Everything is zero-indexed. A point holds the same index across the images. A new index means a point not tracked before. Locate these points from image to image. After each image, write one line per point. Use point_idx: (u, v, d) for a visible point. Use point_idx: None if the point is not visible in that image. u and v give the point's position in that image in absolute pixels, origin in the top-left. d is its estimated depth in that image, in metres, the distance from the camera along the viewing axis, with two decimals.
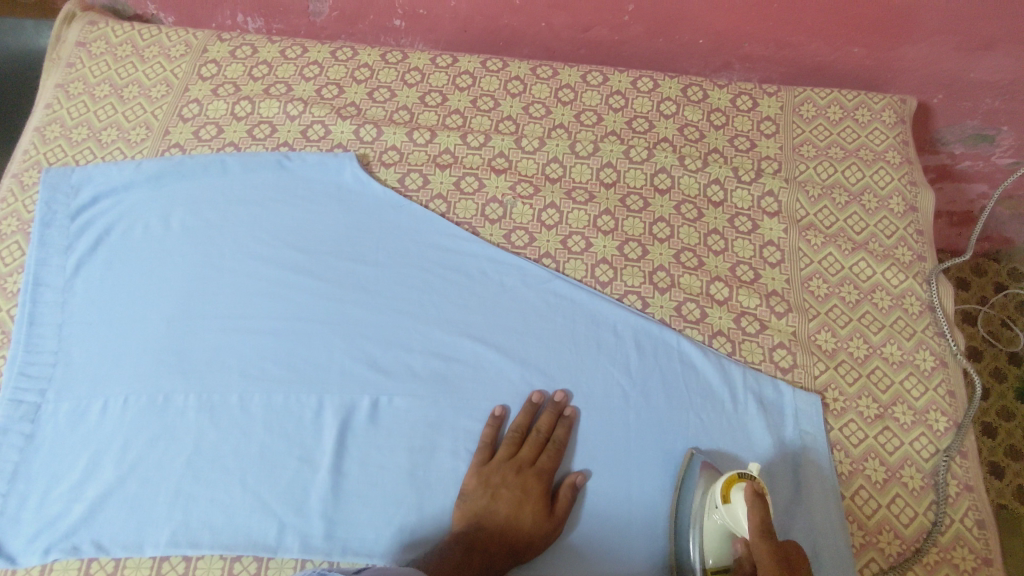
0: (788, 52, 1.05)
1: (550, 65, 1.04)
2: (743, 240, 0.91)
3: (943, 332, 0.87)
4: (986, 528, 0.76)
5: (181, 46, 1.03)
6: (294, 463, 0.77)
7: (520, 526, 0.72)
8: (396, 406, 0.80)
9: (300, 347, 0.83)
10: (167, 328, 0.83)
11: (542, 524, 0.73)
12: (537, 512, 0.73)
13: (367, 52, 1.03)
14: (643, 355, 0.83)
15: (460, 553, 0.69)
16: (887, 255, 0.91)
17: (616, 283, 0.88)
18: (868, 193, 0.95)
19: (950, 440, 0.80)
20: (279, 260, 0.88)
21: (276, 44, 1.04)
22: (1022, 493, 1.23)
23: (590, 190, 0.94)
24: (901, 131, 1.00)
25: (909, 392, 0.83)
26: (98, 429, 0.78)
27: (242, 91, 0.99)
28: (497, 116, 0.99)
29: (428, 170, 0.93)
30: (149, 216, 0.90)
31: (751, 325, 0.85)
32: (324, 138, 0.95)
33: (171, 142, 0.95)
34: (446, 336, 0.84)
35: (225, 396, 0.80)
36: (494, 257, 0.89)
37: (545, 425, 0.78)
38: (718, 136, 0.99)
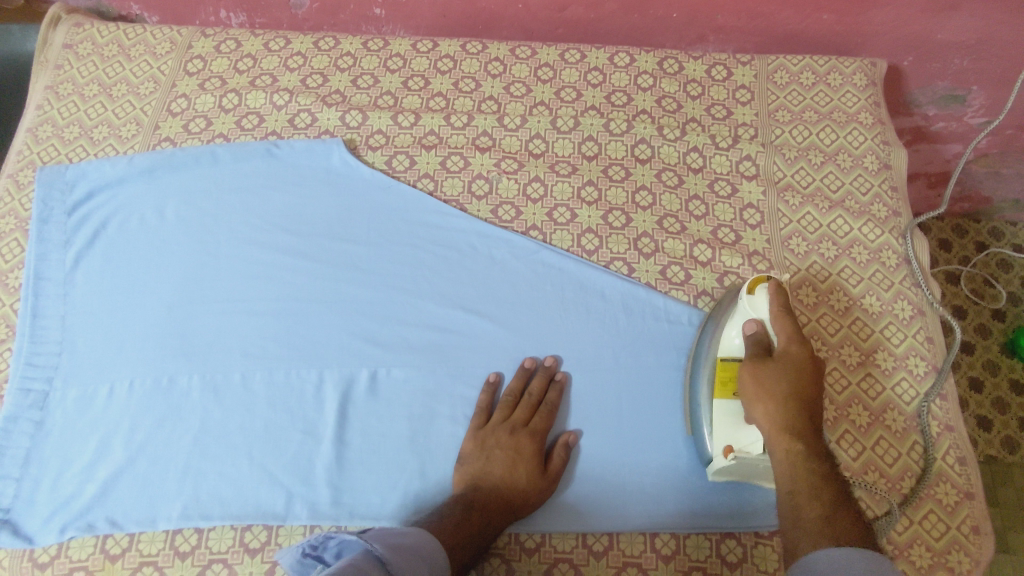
0: (760, 21, 1.08)
1: (529, 46, 1.06)
2: (724, 204, 0.94)
3: (920, 282, 0.90)
4: (967, 464, 0.79)
5: (166, 43, 1.05)
6: (298, 436, 0.79)
7: (515, 484, 0.74)
8: (394, 377, 0.82)
9: (299, 326, 0.85)
10: (168, 313, 0.85)
11: (537, 481, 0.75)
12: (531, 470, 0.76)
13: (349, 41, 1.06)
14: (631, 317, 0.86)
15: (459, 511, 0.71)
16: (863, 211, 0.94)
17: (602, 251, 0.91)
18: (842, 154, 0.98)
19: (930, 383, 0.83)
20: (274, 244, 0.90)
21: (260, 37, 1.06)
22: (1010, 442, 1.26)
23: (573, 163, 0.97)
24: (872, 93, 1.03)
25: (889, 340, 0.86)
26: (106, 413, 0.80)
27: (229, 84, 1.01)
28: (479, 97, 1.01)
29: (415, 152, 0.96)
30: (145, 208, 0.92)
31: (735, 284, 0.88)
32: (312, 126, 0.98)
33: (162, 136, 0.97)
34: (440, 308, 0.86)
35: (228, 376, 0.82)
36: (483, 231, 0.91)
37: (537, 388, 0.81)
38: (696, 106, 1.01)
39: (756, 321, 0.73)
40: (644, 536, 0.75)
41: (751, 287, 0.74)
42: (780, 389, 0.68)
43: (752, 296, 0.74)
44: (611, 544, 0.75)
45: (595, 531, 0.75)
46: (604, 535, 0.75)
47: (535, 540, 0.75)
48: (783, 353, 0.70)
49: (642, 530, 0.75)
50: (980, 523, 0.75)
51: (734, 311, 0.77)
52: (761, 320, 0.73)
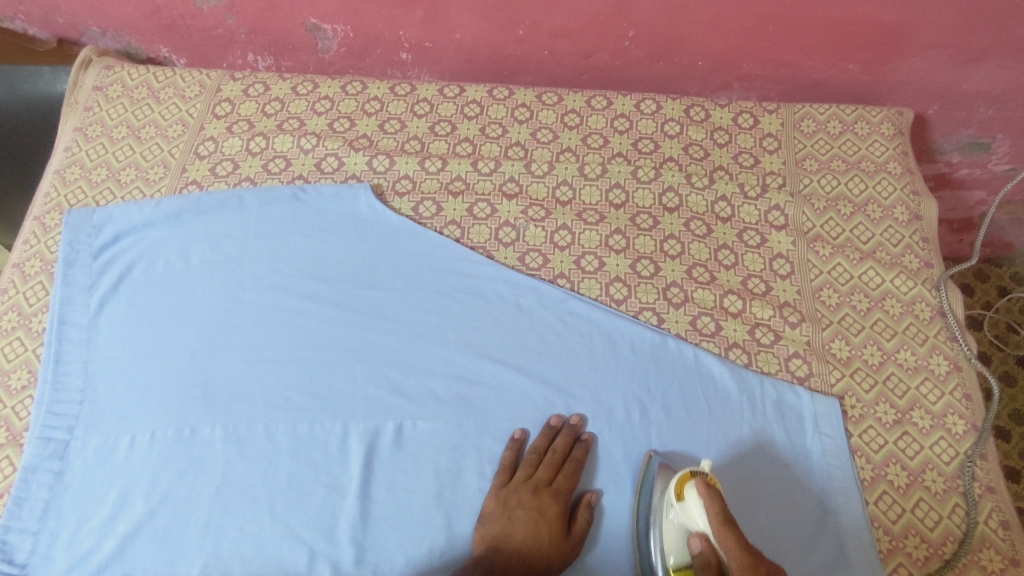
0: (786, 70, 1.08)
1: (555, 92, 1.06)
2: (753, 254, 0.93)
3: (955, 336, 0.88)
4: (1011, 529, 0.76)
5: (195, 86, 1.06)
6: (322, 491, 0.77)
7: (537, 548, 0.73)
8: (420, 430, 0.81)
9: (324, 376, 0.84)
10: (192, 361, 0.84)
11: (560, 545, 0.73)
12: (554, 533, 0.74)
13: (376, 85, 1.06)
14: (661, 370, 0.84)
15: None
16: (895, 263, 0.93)
17: (630, 301, 0.89)
18: (872, 204, 0.97)
19: (970, 443, 0.81)
20: (300, 291, 0.89)
21: (287, 80, 1.07)
22: None
23: (600, 211, 0.96)
24: (900, 142, 1.02)
25: (925, 397, 0.84)
26: (126, 463, 0.78)
27: (256, 128, 1.01)
28: (505, 143, 1.01)
29: (442, 198, 0.96)
30: (171, 252, 0.92)
31: (766, 336, 0.87)
32: (339, 170, 0.98)
33: (189, 179, 0.97)
34: (467, 359, 0.85)
35: (251, 426, 0.80)
36: (510, 279, 0.90)
37: (562, 445, 0.79)
38: (723, 154, 1.01)
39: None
40: None
41: None
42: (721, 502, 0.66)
43: None
44: None
45: None
46: None
47: None
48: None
49: None
50: None
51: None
52: None
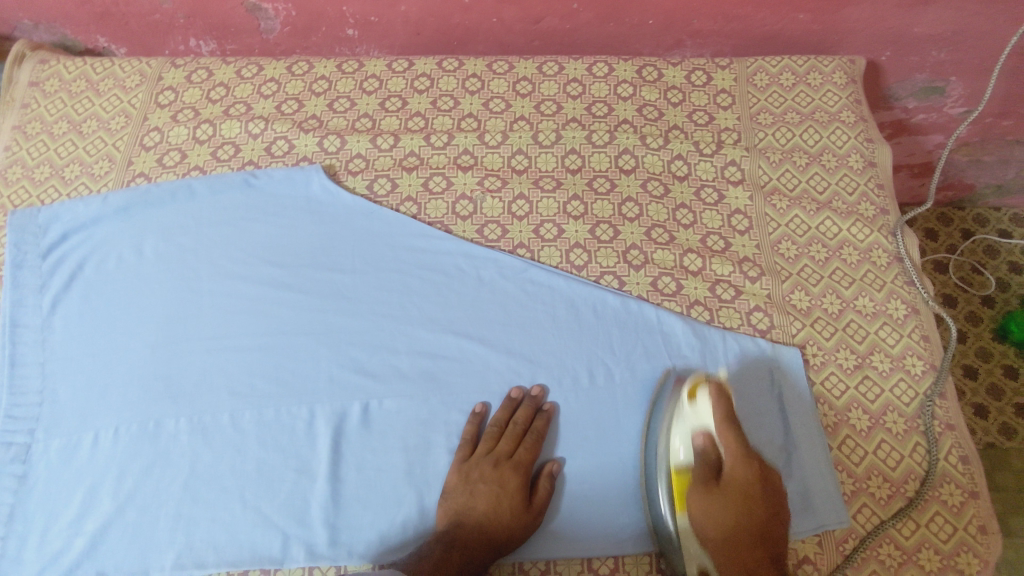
0: (737, 24, 1.07)
1: (506, 60, 1.05)
2: (711, 211, 0.93)
3: (912, 280, 0.89)
4: (970, 463, 0.79)
5: (135, 75, 1.03)
6: (291, 475, 0.77)
7: (498, 520, 0.72)
8: (387, 408, 0.81)
9: (287, 361, 0.83)
10: (151, 356, 0.83)
11: (521, 516, 0.73)
12: (515, 504, 0.74)
13: (322, 64, 1.04)
14: (625, 332, 0.85)
15: (438, 552, 0.69)
16: (851, 211, 0.94)
17: (591, 266, 0.89)
18: (827, 154, 0.97)
19: (929, 383, 0.83)
20: (258, 277, 0.88)
21: (231, 64, 1.04)
22: (1008, 430, 1.27)
23: (557, 177, 0.95)
24: (853, 91, 1.02)
25: (885, 341, 0.85)
26: (91, 462, 0.77)
27: (202, 115, 0.99)
28: (458, 115, 1.00)
29: (396, 174, 0.94)
30: (122, 247, 0.90)
31: (727, 292, 0.87)
32: (289, 153, 0.96)
33: (136, 172, 0.95)
34: (431, 334, 0.85)
35: (217, 417, 0.80)
36: (469, 252, 0.90)
37: (521, 417, 0.79)
38: (677, 113, 1.01)
39: (703, 430, 0.70)
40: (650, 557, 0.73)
41: (692, 386, 0.73)
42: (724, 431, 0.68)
43: (693, 398, 0.72)
44: (616, 568, 0.73)
45: (601, 555, 0.74)
46: (609, 558, 0.74)
47: (539, 566, 0.74)
48: (734, 476, 0.67)
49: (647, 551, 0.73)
50: (986, 522, 0.75)
51: (679, 418, 0.74)
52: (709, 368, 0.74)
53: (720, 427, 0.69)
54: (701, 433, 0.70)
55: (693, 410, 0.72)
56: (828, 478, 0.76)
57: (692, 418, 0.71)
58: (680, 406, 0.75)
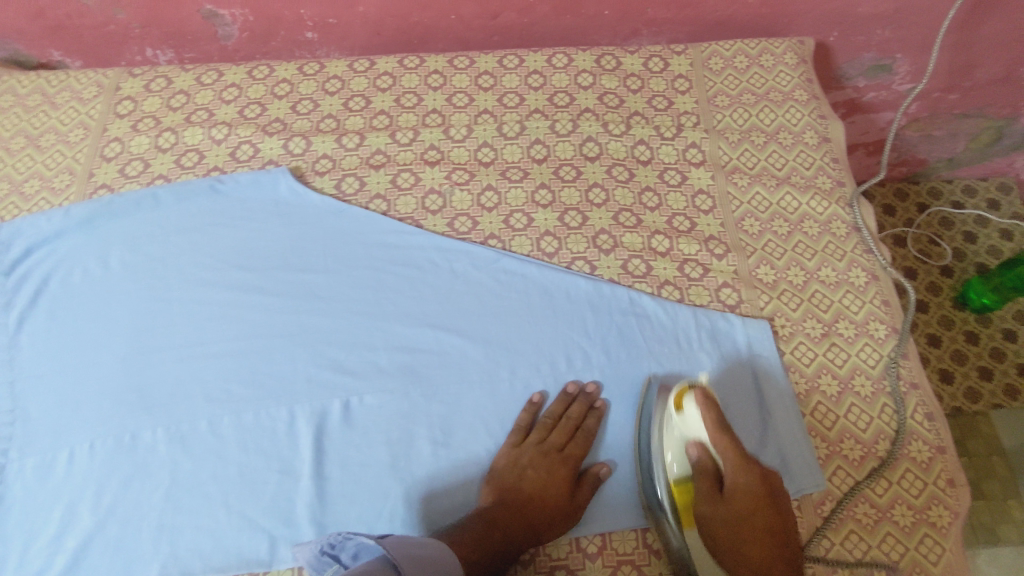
0: (690, 11, 1.10)
1: (466, 56, 1.06)
2: (676, 193, 0.95)
3: (871, 248, 0.92)
4: (936, 420, 0.81)
5: (92, 87, 1.01)
6: (275, 477, 0.77)
7: (541, 507, 0.73)
8: (367, 404, 0.81)
9: (263, 364, 0.83)
10: (125, 367, 0.82)
11: (564, 505, 0.74)
12: (559, 494, 0.75)
13: (283, 67, 1.04)
14: (599, 315, 0.86)
15: (481, 529, 0.71)
16: (810, 185, 0.97)
17: (562, 252, 0.91)
18: (783, 132, 1.00)
19: (892, 346, 0.86)
20: (229, 282, 0.88)
21: (190, 71, 1.03)
22: (973, 393, 1.32)
23: (523, 168, 0.96)
24: (804, 70, 1.05)
25: (849, 308, 0.88)
26: (69, 477, 0.76)
27: (163, 123, 0.98)
28: (422, 111, 1.01)
29: (363, 173, 0.95)
30: (88, 260, 0.89)
31: (695, 270, 0.89)
32: (255, 157, 0.96)
33: (98, 183, 0.94)
34: (407, 329, 0.85)
35: (195, 424, 0.79)
36: (441, 245, 0.91)
37: (578, 412, 0.80)
38: (637, 99, 1.03)
39: (697, 441, 0.72)
40: (636, 532, 0.75)
41: (679, 401, 0.74)
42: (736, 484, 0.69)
43: (682, 411, 0.73)
44: (603, 545, 0.74)
45: (587, 534, 0.75)
46: (596, 536, 0.75)
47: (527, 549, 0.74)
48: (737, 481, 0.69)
49: (632, 527, 0.75)
50: (954, 475, 0.78)
51: (667, 428, 0.75)
52: (700, 439, 0.72)
53: (713, 436, 0.71)
54: (695, 445, 0.72)
55: (681, 418, 0.73)
56: (803, 444, 0.78)
57: (682, 427, 0.73)
58: (666, 426, 0.75)
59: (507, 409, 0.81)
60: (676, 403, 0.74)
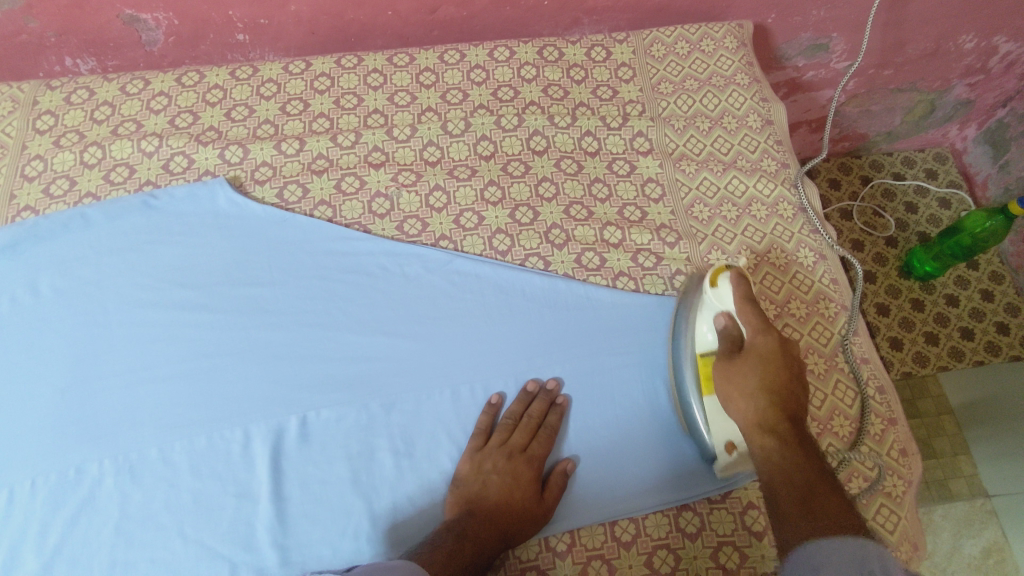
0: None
1: (406, 52, 1.03)
2: (625, 183, 0.95)
3: (817, 228, 0.94)
4: (886, 392, 0.84)
5: (7, 102, 0.95)
6: (232, 501, 0.74)
7: (509, 510, 0.72)
8: (324, 418, 0.79)
9: (212, 385, 0.80)
10: (63, 399, 0.78)
11: (533, 507, 0.73)
12: (528, 496, 0.73)
13: (214, 73, 0.99)
14: (556, 311, 0.85)
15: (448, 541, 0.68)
16: (756, 169, 0.97)
17: (515, 249, 0.89)
18: (727, 117, 1.01)
19: (842, 323, 0.87)
20: (171, 301, 0.84)
21: (114, 81, 0.98)
22: (920, 357, 1.36)
23: (471, 165, 0.95)
24: (744, 54, 1.06)
25: (799, 289, 0.90)
26: (9, 521, 0.72)
27: (88, 137, 0.93)
28: (363, 112, 0.98)
29: (306, 179, 0.91)
30: (15, 287, 0.84)
31: (649, 260, 0.89)
32: (189, 169, 0.92)
33: (21, 205, 0.88)
34: (361, 338, 0.83)
35: (143, 453, 0.76)
36: (391, 250, 0.88)
37: (538, 411, 0.79)
38: (582, 90, 1.02)
39: (725, 313, 0.73)
40: (604, 527, 0.75)
41: (715, 279, 0.76)
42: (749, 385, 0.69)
43: (716, 288, 0.75)
44: (573, 543, 0.74)
45: (557, 532, 0.74)
46: (565, 534, 0.74)
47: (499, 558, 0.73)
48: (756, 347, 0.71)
49: (600, 522, 0.75)
50: (905, 446, 0.80)
51: (701, 305, 0.77)
52: (730, 313, 0.73)
53: (741, 312, 0.72)
54: (721, 314, 0.73)
55: (714, 292, 0.75)
56: None
57: (714, 301, 0.75)
58: (701, 305, 0.77)
59: (468, 412, 0.80)
60: (711, 279, 0.76)
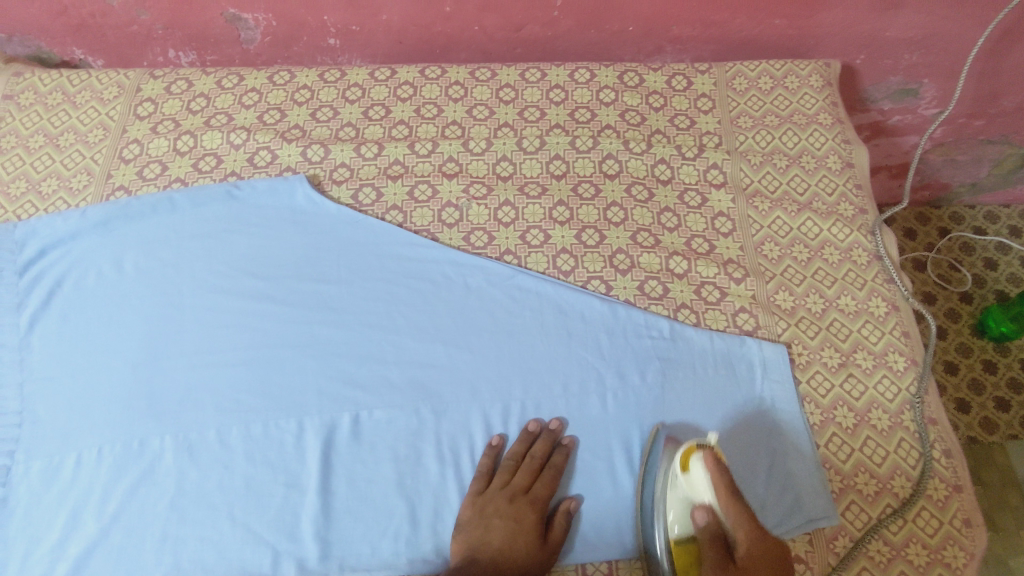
0: (716, 29, 1.09)
1: (488, 67, 1.05)
2: (695, 214, 0.94)
3: (893, 279, 0.91)
4: (953, 458, 0.80)
5: (113, 87, 1.01)
6: (281, 490, 0.76)
7: (512, 556, 0.70)
8: (376, 419, 0.80)
9: (273, 374, 0.82)
10: (135, 372, 0.82)
11: (537, 550, 0.71)
12: (532, 539, 0.72)
13: (304, 74, 1.03)
14: (614, 337, 0.85)
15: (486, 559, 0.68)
16: (832, 212, 0.95)
17: (578, 271, 0.90)
18: (806, 156, 0.99)
19: (912, 379, 0.84)
20: (241, 289, 0.87)
21: (211, 75, 1.03)
22: (990, 423, 1.29)
23: (542, 183, 0.95)
24: (829, 94, 1.04)
25: (867, 339, 0.87)
26: (75, 483, 0.76)
27: (182, 126, 0.98)
28: (441, 122, 1.00)
29: (381, 183, 0.94)
30: (102, 262, 0.88)
31: (713, 294, 0.88)
32: (272, 164, 0.95)
33: (115, 185, 0.94)
34: (420, 344, 0.84)
35: (203, 433, 0.79)
36: (457, 260, 0.90)
37: (540, 451, 0.77)
38: (659, 117, 1.02)
39: None
40: (643, 561, 0.73)
41: None
42: (729, 485, 0.66)
43: None
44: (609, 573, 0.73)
45: (594, 560, 0.73)
46: (603, 563, 0.73)
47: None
48: None
49: (640, 555, 0.73)
50: (970, 515, 0.76)
51: None
52: None
53: None
54: None
55: None
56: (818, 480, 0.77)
57: None
58: None
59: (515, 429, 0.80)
60: None
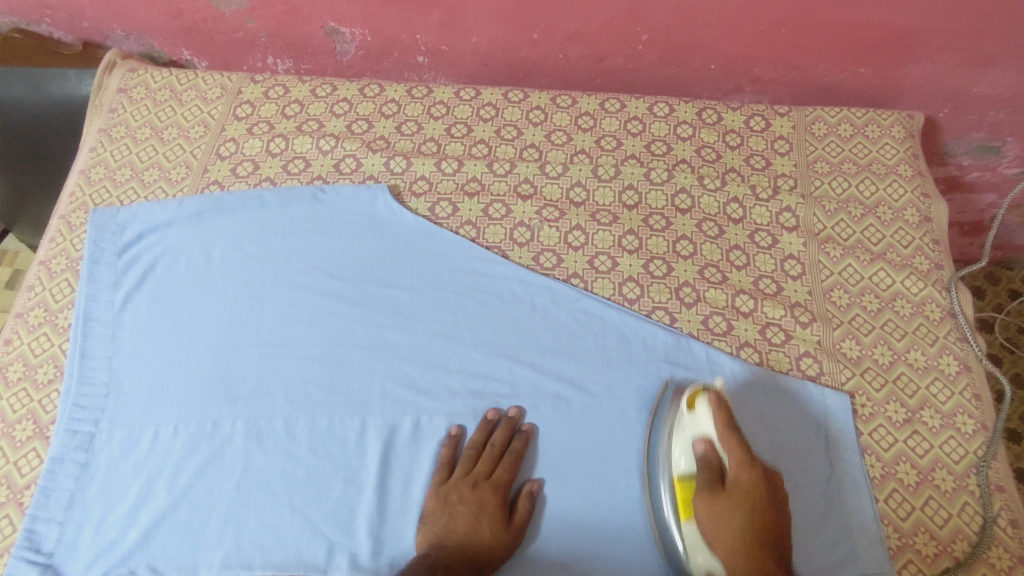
0: (798, 73, 1.09)
1: (569, 95, 1.08)
2: (764, 255, 0.94)
3: (966, 337, 0.89)
4: (1021, 528, 0.77)
5: (216, 88, 1.08)
6: (340, 484, 0.79)
7: (478, 540, 0.73)
8: (436, 425, 0.83)
9: (341, 372, 0.86)
10: (214, 357, 0.86)
11: (499, 536, 0.74)
12: (495, 523, 0.75)
13: (393, 88, 1.08)
14: (674, 369, 0.85)
15: None
16: (906, 264, 0.94)
17: (643, 300, 0.91)
18: (882, 206, 0.98)
19: (980, 443, 0.82)
20: (317, 288, 0.91)
21: (307, 83, 1.09)
22: None
23: (613, 212, 0.97)
24: (910, 146, 1.03)
25: (935, 397, 0.85)
26: (150, 455, 0.80)
27: (276, 129, 1.04)
28: (520, 144, 1.03)
29: (457, 199, 0.97)
30: (193, 250, 0.94)
31: (777, 336, 0.88)
32: (356, 171, 1.00)
33: (210, 179, 0.99)
34: (482, 356, 0.87)
35: (272, 421, 0.82)
36: (525, 278, 0.92)
37: (499, 438, 0.80)
38: (735, 156, 1.03)
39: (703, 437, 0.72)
40: None
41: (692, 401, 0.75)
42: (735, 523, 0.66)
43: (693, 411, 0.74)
44: None
45: None
46: None
47: None
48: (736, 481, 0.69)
49: None
50: None
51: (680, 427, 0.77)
52: (709, 437, 0.72)
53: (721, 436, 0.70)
54: (699, 440, 0.72)
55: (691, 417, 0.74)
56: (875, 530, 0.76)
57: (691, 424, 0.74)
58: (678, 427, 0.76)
59: (569, 449, 0.81)
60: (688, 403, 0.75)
